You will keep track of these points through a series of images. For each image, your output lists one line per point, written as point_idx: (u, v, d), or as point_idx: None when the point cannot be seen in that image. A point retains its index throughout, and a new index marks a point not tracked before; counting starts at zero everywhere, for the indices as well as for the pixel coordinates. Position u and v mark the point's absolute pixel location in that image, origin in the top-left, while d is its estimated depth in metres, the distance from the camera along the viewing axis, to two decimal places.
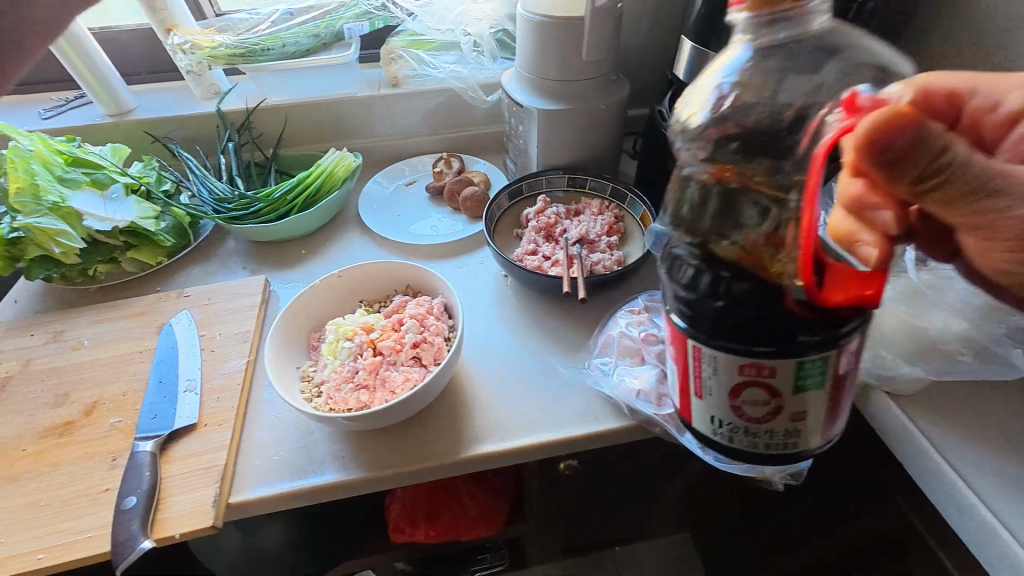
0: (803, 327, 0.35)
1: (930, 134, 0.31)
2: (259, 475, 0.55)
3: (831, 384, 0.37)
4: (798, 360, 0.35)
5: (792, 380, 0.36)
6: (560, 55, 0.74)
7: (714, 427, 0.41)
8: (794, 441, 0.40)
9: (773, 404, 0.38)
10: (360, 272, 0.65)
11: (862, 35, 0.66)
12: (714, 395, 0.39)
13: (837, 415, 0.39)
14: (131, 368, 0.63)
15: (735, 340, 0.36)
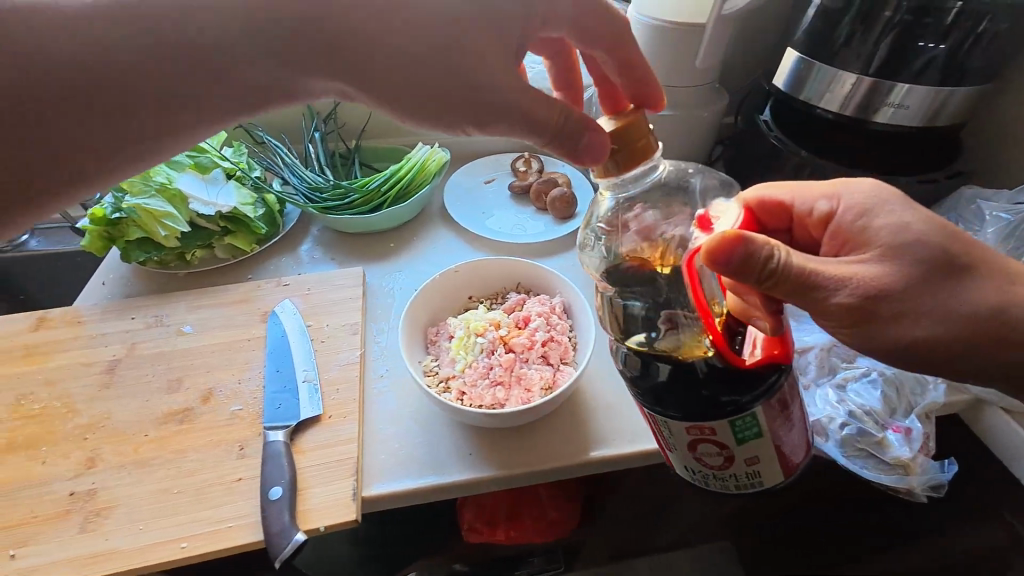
0: (732, 391, 0.37)
1: (758, 247, 0.38)
2: (389, 470, 0.54)
3: (768, 429, 0.39)
4: (729, 419, 0.37)
5: (732, 435, 0.38)
6: (668, 59, 0.73)
7: (693, 473, 0.43)
8: (757, 480, 0.41)
9: (725, 454, 0.40)
10: (478, 269, 0.65)
11: (977, 55, 0.65)
12: (677, 449, 0.41)
13: (786, 457, 0.41)
14: (243, 356, 0.62)
15: (670, 412, 0.39)
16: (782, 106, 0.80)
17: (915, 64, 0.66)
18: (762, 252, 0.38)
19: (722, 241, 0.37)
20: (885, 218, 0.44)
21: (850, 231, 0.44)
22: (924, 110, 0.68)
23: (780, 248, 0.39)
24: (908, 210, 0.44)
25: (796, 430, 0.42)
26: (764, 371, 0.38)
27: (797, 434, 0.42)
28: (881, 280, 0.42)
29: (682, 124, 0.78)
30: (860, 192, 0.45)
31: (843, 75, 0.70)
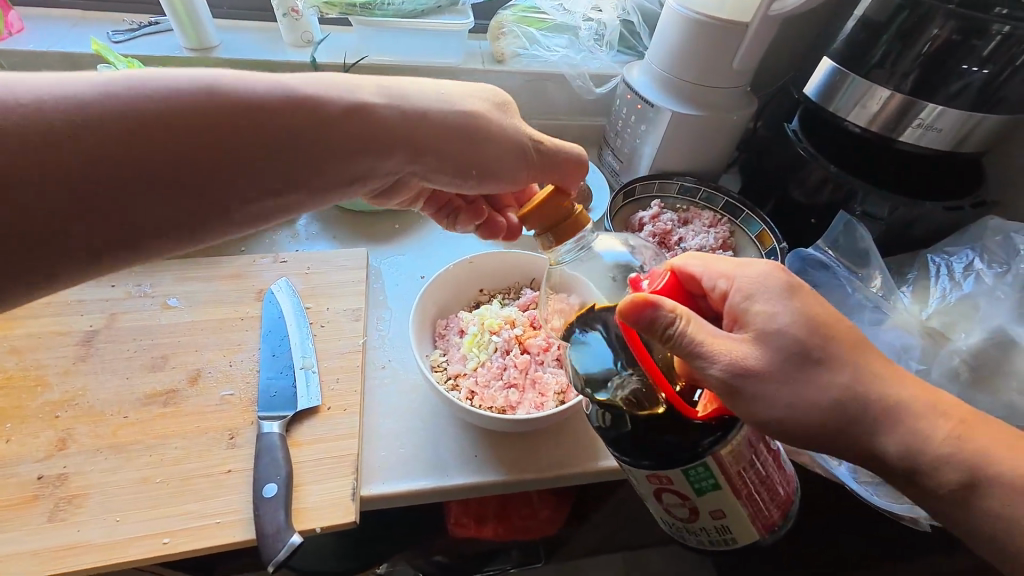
0: (689, 440, 0.37)
1: (663, 313, 0.37)
2: (391, 468, 0.50)
3: (728, 484, 0.38)
4: (682, 469, 0.37)
5: (689, 486, 0.38)
6: (702, 56, 0.71)
7: (669, 524, 0.43)
8: (729, 534, 0.41)
9: (689, 505, 0.39)
10: (493, 261, 0.62)
11: (1015, 85, 0.62)
12: (648, 498, 0.42)
13: (760, 512, 0.40)
14: (235, 337, 0.57)
15: (634, 458, 0.39)
16: (809, 117, 0.78)
17: (951, 87, 0.63)
18: (666, 316, 0.37)
19: (630, 303, 0.37)
20: (765, 303, 0.41)
21: (736, 313, 0.42)
22: (952, 135, 0.66)
23: (687, 315, 0.38)
24: (786, 300, 0.42)
25: (769, 483, 0.41)
26: (700, 431, 0.38)
27: (770, 488, 0.40)
28: (760, 365, 0.39)
29: (708, 127, 0.76)
30: (751, 273, 0.43)
31: (875, 91, 0.68)
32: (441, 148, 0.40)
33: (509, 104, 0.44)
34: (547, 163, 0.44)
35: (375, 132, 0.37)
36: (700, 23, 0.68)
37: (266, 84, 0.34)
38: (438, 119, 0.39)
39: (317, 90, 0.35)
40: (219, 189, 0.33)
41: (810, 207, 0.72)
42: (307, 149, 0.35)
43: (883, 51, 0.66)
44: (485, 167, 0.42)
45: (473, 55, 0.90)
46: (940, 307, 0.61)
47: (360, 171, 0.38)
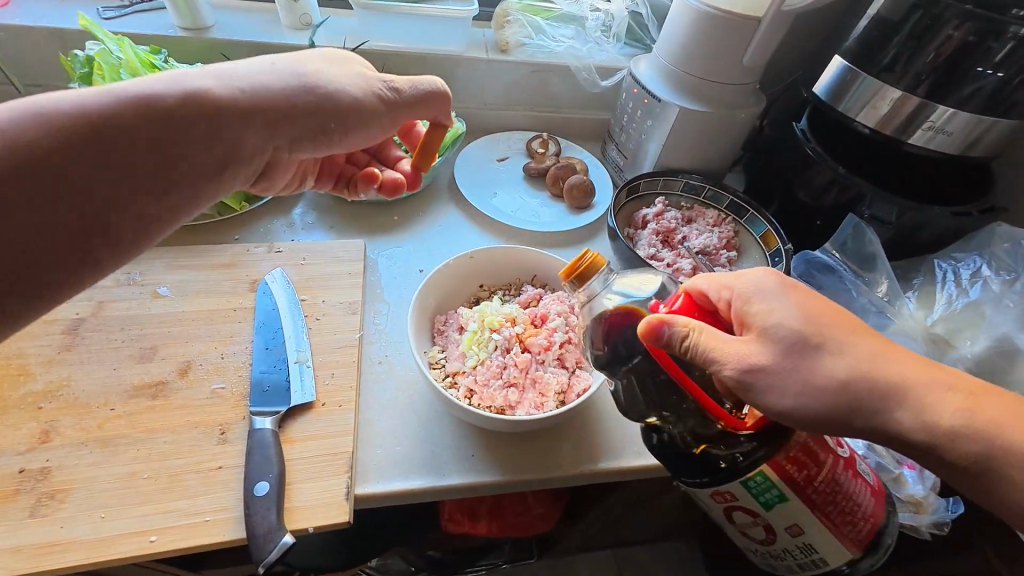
0: (725, 455, 0.41)
1: (675, 332, 0.37)
2: (387, 466, 0.49)
3: (793, 497, 0.40)
4: (742, 483, 0.41)
5: (754, 501, 0.41)
6: (712, 50, 0.69)
7: (763, 547, 0.46)
8: (820, 553, 0.43)
9: (761, 521, 0.43)
10: (494, 257, 0.61)
11: None
12: (730, 522, 0.46)
13: (844, 531, 0.41)
14: (227, 328, 0.56)
15: (687, 475, 0.45)
16: (818, 116, 0.77)
17: (963, 91, 0.62)
18: (675, 332, 0.37)
19: (643, 328, 0.38)
20: (765, 303, 0.40)
21: (740, 318, 0.41)
22: (963, 139, 0.65)
23: (701, 327, 0.38)
24: (797, 302, 0.40)
25: (853, 502, 0.41)
26: (751, 440, 0.40)
27: (851, 508, 0.41)
28: (763, 363, 0.38)
29: (716, 124, 0.74)
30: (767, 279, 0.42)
31: (886, 91, 0.67)
32: (301, 117, 0.42)
33: (347, 59, 0.47)
34: (409, 109, 0.49)
35: (232, 111, 0.39)
36: (712, 16, 0.66)
37: (99, 94, 0.35)
38: (290, 92, 0.42)
39: (156, 86, 0.36)
40: (140, 200, 0.36)
41: (816, 209, 0.71)
42: (165, 142, 0.36)
43: (895, 51, 0.65)
44: (347, 124, 0.45)
45: (476, 43, 0.87)
46: (946, 314, 0.60)
47: (223, 154, 0.39)
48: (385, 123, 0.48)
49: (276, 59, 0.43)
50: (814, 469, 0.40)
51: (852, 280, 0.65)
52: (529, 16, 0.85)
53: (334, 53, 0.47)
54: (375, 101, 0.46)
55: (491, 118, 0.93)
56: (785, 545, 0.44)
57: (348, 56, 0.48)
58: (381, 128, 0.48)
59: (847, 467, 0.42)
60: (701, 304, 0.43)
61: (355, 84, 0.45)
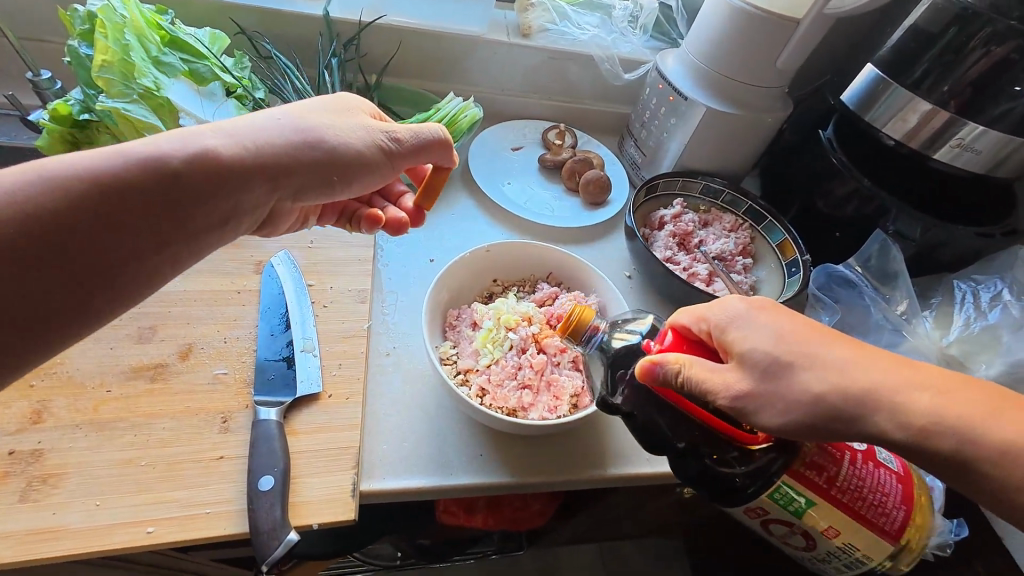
0: (750, 467, 0.41)
1: (668, 371, 0.37)
2: (394, 463, 0.48)
3: (821, 495, 0.42)
4: (772, 494, 0.42)
5: (787, 511, 0.42)
6: (743, 49, 0.66)
7: (809, 555, 0.46)
8: (862, 553, 0.44)
9: (799, 529, 0.44)
10: (510, 252, 0.59)
11: None
12: (771, 535, 0.46)
13: (879, 527, 0.42)
14: (230, 311, 0.53)
15: (722, 500, 0.43)
16: (844, 125, 0.75)
17: (997, 109, 0.61)
18: (667, 369, 0.37)
19: (638, 370, 0.38)
20: (740, 331, 0.39)
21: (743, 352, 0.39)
22: (989, 158, 0.64)
23: (695, 363, 0.38)
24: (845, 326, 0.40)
25: (881, 495, 0.43)
26: (774, 449, 0.41)
27: (879, 500, 0.43)
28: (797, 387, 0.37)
29: (740, 127, 0.72)
30: None
31: (917, 104, 0.65)
32: (302, 171, 0.41)
33: (351, 108, 0.46)
34: (413, 159, 0.47)
35: (232, 169, 0.37)
36: (747, 14, 0.63)
37: (100, 154, 0.34)
38: (291, 144, 0.40)
39: (158, 147, 0.35)
40: (134, 261, 0.34)
41: (835, 220, 0.70)
42: (164, 200, 0.35)
43: (930, 64, 0.63)
44: (350, 175, 0.44)
45: (497, 25, 0.84)
46: (963, 336, 0.60)
47: (224, 212, 0.38)
48: (389, 169, 0.46)
49: (278, 111, 0.42)
50: (832, 468, 0.42)
51: (872, 297, 0.65)
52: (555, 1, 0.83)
53: (340, 101, 0.46)
54: (378, 151, 0.45)
55: (508, 105, 0.90)
56: (825, 550, 0.45)
57: (350, 104, 0.46)
58: (383, 177, 0.46)
59: (864, 462, 0.43)
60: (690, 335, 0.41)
61: (357, 135, 0.44)
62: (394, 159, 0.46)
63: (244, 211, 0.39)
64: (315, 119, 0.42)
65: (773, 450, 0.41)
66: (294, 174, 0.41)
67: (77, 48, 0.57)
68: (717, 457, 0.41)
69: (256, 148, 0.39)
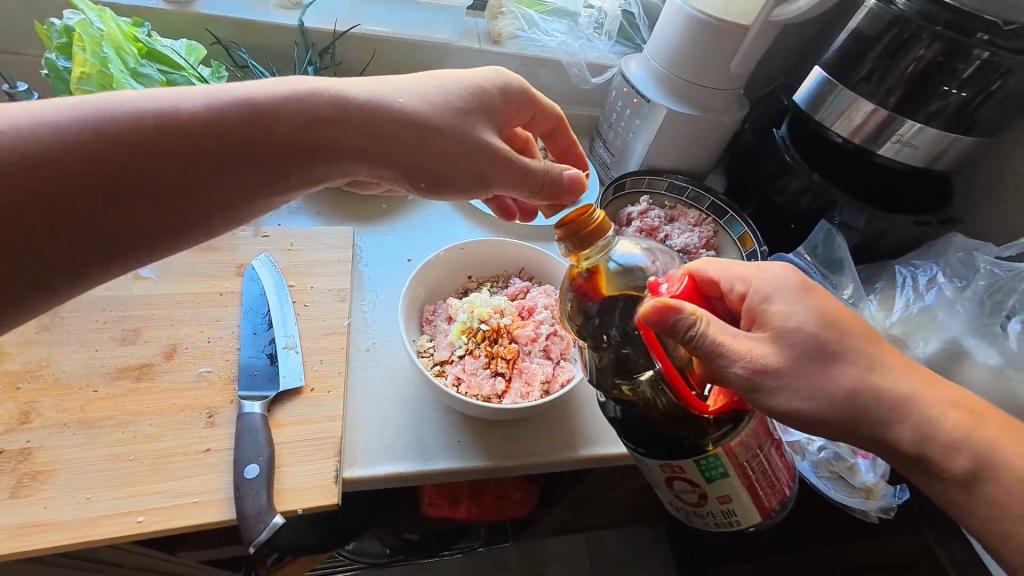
0: (698, 432, 0.41)
1: (683, 318, 0.38)
2: (375, 451, 0.51)
3: (735, 470, 0.40)
4: (695, 458, 0.40)
5: (701, 475, 0.40)
6: (699, 55, 0.71)
7: (677, 511, 0.45)
8: (733, 520, 0.43)
9: (698, 492, 0.41)
10: (482, 249, 0.62)
11: (986, 114, 0.67)
12: (661, 488, 0.44)
13: (764, 498, 0.42)
14: (213, 312, 0.55)
15: (647, 446, 0.43)
16: (797, 123, 0.79)
17: (932, 107, 0.67)
18: (684, 318, 0.38)
19: (652, 308, 0.38)
20: (784, 304, 0.43)
21: (752, 313, 0.44)
22: (929, 151, 0.70)
23: (706, 318, 0.39)
24: (789, 310, 0.44)
25: (774, 473, 0.43)
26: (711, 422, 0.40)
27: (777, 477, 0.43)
28: (770, 361, 0.41)
29: (699, 127, 0.77)
30: (769, 275, 0.45)
31: (860, 104, 0.70)
32: (401, 159, 0.41)
33: (484, 109, 0.44)
34: (513, 182, 0.45)
35: (335, 141, 0.38)
36: (701, 22, 0.68)
37: (224, 97, 0.35)
38: (394, 127, 0.40)
39: (276, 102, 0.36)
40: (213, 209, 0.36)
41: (790, 213, 0.75)
42: (260, 157, 0.36)
43: (871, 67, 0.69)
44: (443, 173, 0.42)
45: (469, 33, 0.87)
46: (903, 317, 0.65)
47: (308, 181, 0.39)
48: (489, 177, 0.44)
49: (406, 87, 0.42)
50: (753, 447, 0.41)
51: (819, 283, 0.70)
52: (523, 9, 0.86)
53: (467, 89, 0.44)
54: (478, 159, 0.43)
55: None
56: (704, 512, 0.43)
57: (492, 102, 0.45)
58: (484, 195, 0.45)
59: (774, 443, 0.43)
60: (705, 290, 0.46)
61: (462, 133, 0.42)
62: (507, 184, 0.45)
63: (323, 181, 0.40)
64: (427, 101, 0.42)
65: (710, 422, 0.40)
66: (391, 160, 0.41)
67: (55, 61, 0.59)
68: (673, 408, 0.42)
69: (367, 124, 0.39)
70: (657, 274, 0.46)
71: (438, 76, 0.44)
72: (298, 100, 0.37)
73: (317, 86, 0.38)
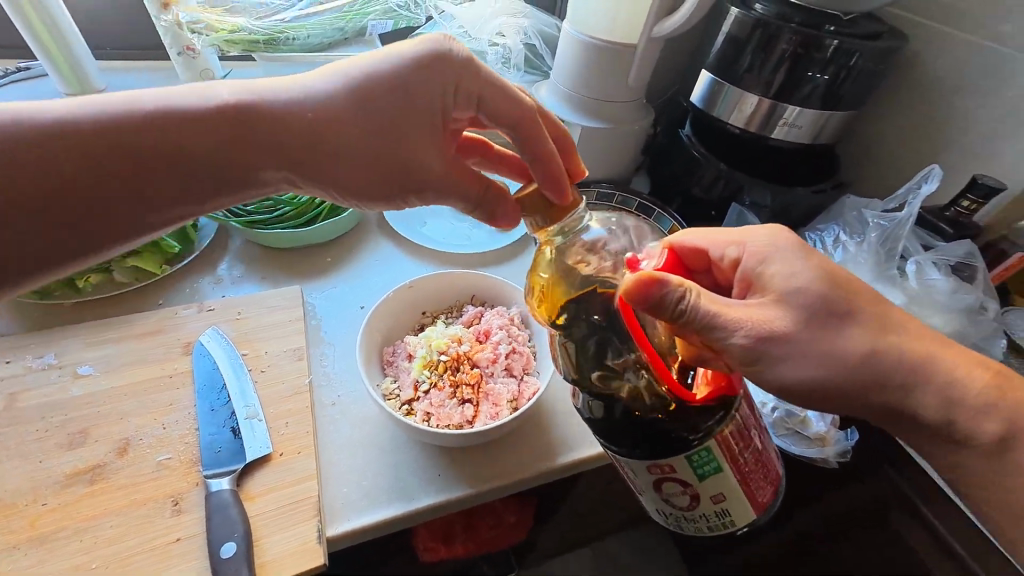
0: (688, 428, 0.40)
1: (670, 289, 0.40)
2: (356, 503, 0.50)
3: (728, 465, 0.41)
4: (685, 455, 0.40)
5: (692, 472, 0.40)
6: (598, 74, 0.77)
7: (665, 518, 0.45)
8: (727, 520, 0.43)
9: (690, 492, 0.42)
10: (431, 284, 0.64)
11: (850, 89, 0.76)
12: (645, 493, 0.44)
13: (754, 491, 0.43)
14: (164, 397, 0.54)
15: (632, 446, 0.42)
16: (697, 122, 0.88)
17: (804, 90, 0.76)
18: (674, 290, 0.40)
19: (636, 283, 0.39)
20: (779, 265, 0.46)
21: (749, 278, 0.47)
22: (811, 127, 0.79)
23: (692, 289, 0.41)
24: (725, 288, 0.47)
25: (763, 464, 0.44)
26: (701, 414, 0.41)
27: (763, 470, 0.44)
28: (773, 327, 0.43)
29: (613, 138, 0.83)
30: (760, 240, 0.48)
31: (748, 96, 0.79)
32: (320, 162, 0.42)
33: (426, 105, 0.44)
34: (449, 191, 0.46)
35: (252, 148, 0.41)
36: (593, 46, 0.74)
37: (148, 104, 0.39)
38: (312, 132, 0.42)
39: (192, 107, 0.39)
40: (135, 212, 0.40)
41: (709, 202, 0.82)
42: (173, 163, 0.39)
43: (750, 60, 0.77)
44: (355, 184, 0.44)
45: None
46: None
47: (224, 185, 0.42)
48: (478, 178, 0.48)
49: (337, 87, 0.42)
50: (745, 440, 0.42)
51: None
52: None
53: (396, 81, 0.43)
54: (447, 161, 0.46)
55: None
56: (699, 515, 0.43)
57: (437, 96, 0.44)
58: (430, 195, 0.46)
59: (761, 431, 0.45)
60: (688, 260, 0.50)
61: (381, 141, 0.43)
62: (456, 189, 0.46)
63: (242, 192, 0.43)
64: (346, 106, 0.42)
65: (704, 413, 0.41)
66: (309, 167, 0.43)
67: None
68: (654, 405, 0.42)
69: (287, 130, 0.41)
70: (635, 250, 0.48)
71: (379, 62, 0.43)
72: (212, 110, 0.40)
73: (228, 95, 0.40)
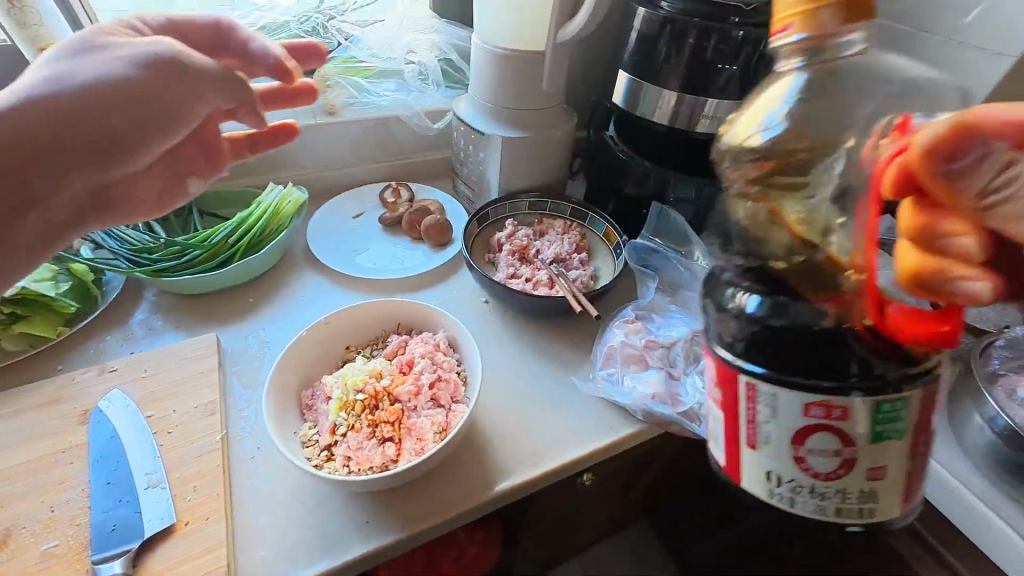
0: (882, 363, 0.33)
1: (985, 140, 0.27)
2: (273, 565, 0.47)
3: (908, 437, 0.34)
4: (873, 401, 0.33)
5: (871, 421, 0.33)
6: (512, 84, 0.76)
7: (770, 484, 0.36)
8: (868, 505, 0.35)
9: (843, 453, 0.34)
10: (352, 316, 0.61)
11: (763, 76, 0.77)
12: (771, 443, 0.35)
13: (912, 487, 0.36)
14: (57, 475, 0.49)
15: (797, 373, 0.34)
16: (623, 123, 0.87)
17: (719, 82, 0.76)
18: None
19: (955, 127, 0.27)
20: None
21: None
22: (733, 118, 0.80)
23: None
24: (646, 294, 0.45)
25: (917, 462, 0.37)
26: (901, 364, 0.33)
27: (923, 459, 0.35)
28: None
29: (537, 146, 0.82)
30: None
31: (666, 92, 0.79)
32: (84, 137, 0.39)
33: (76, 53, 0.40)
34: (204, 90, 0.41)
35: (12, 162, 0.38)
36: (501, 56, 0.73)
37: None
38: (61, 115, 0.38)
39: None
40: None
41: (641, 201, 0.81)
42: None
43: (663, 57, 0.77)
44: (107, 139, 0.40)
45: (302, 111, 0.89)
46: None
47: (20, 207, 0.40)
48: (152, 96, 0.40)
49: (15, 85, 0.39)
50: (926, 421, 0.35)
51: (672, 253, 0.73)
52: (348, 78, 0.88)
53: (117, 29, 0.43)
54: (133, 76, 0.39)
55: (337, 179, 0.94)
56: (834, 490, 0.35)
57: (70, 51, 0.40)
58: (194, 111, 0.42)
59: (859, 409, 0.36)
60: None
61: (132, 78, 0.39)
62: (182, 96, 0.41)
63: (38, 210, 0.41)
64: (61, 72, 0.39)
65: (918, 361, 0.33)
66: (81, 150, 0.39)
67: None
68: (863, 343, 0.34)
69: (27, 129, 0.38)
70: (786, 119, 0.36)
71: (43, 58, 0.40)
72: None
73: None
